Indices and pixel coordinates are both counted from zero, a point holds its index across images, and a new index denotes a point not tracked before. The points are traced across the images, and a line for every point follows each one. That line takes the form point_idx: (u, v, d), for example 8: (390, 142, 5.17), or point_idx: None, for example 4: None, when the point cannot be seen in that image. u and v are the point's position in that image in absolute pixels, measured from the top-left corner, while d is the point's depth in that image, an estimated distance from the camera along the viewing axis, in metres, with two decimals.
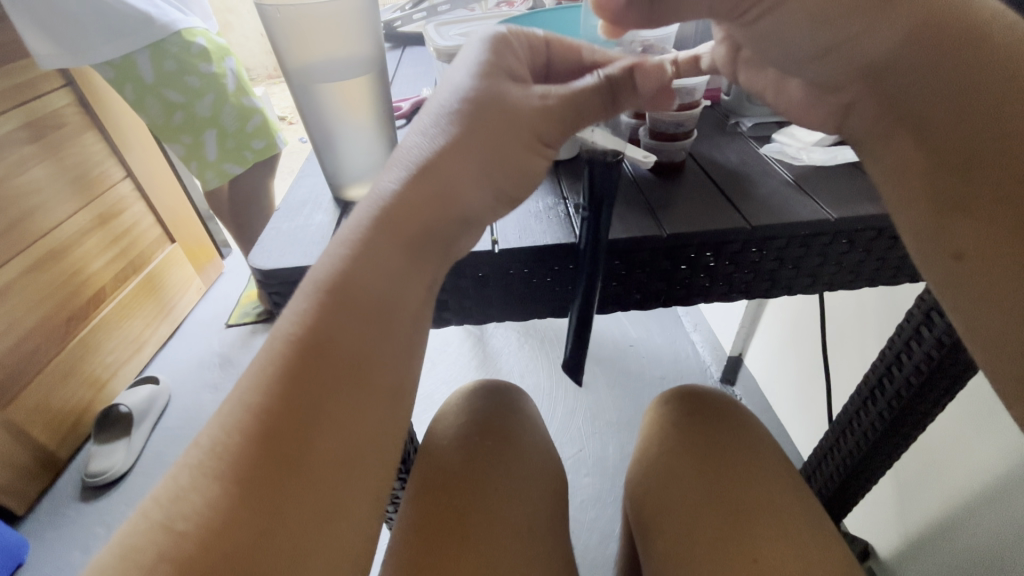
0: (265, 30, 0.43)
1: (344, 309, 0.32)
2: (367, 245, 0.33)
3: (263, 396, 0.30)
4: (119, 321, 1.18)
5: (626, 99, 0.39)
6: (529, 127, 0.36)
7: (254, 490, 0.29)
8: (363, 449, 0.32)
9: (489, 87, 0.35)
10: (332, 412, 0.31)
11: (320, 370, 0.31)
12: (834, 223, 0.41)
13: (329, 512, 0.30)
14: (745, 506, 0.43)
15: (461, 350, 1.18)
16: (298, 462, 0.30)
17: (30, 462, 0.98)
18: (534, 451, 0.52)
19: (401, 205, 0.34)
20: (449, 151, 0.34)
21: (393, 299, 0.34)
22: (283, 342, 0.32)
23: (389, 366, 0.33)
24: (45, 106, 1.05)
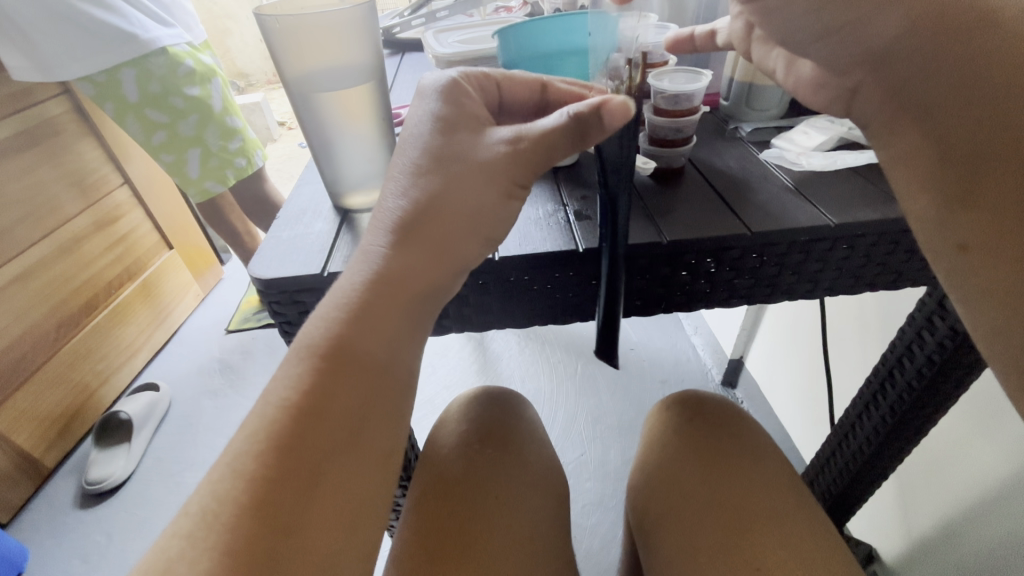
0: (264, 38, 0.43)
1: (338, 373, 0.33)
2: (359, 309, 0.34)
3: (257, 463, 0.31)
4: (111, 329, 1.17)
5: (592, 134, 0.36)
6: (506, 172, 0.36)
7: (251, 560, 0.28)
8: (362, 508, 0.32)
9: (447, 148, 0.36)
10: (331, 476, 0.31)
11: (317, 431, 0.32)
12: (834, 228, 0.41)
13: (325, 567, 0.29)
14: (747, 512, 0.43)
15: (461, 355, 1.18)
16: (292, 527, 0.29)
17: (9, 471, 0.97)
18: (535, 457, 0.52)
19: (390, 266, 0.35)
20: (432, 213, 0.35)
21: (386, 361, 0.34)
22: (277, 406, 0.32)
23: (383, 426, 0.34)
24: (41, 114, 1.05)
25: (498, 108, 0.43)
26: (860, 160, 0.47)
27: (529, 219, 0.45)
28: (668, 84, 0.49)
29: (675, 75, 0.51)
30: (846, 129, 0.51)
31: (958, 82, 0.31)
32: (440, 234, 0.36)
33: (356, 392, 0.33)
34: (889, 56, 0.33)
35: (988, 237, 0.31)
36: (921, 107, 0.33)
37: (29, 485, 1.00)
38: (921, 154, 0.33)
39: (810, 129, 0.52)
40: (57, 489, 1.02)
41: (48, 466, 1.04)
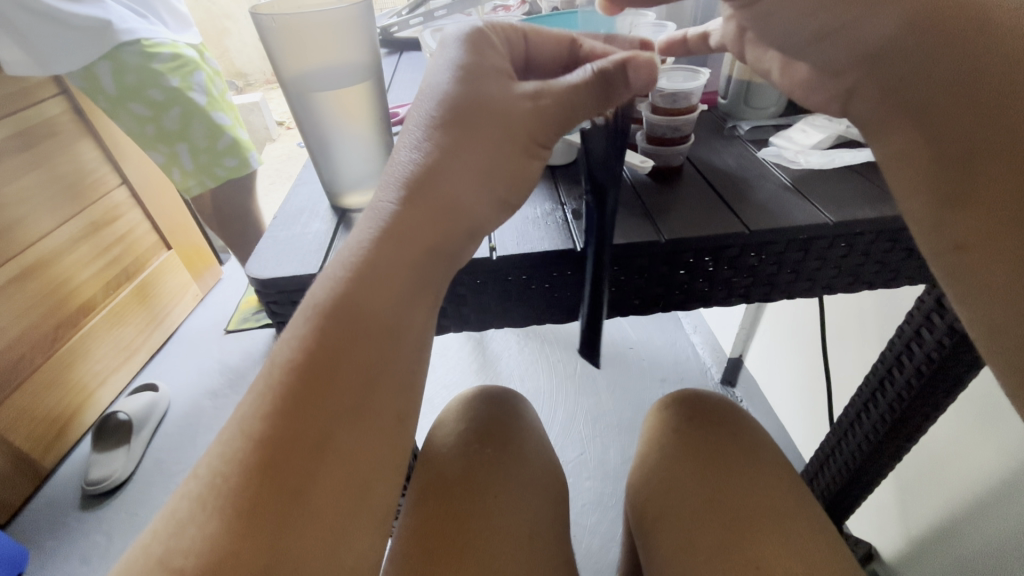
0: (261, 39, 0.43)
1: (345, 333, 0.32)
2: (367, 267, 0.34)
3: (263, 426, 0.30)
4: (109, 329, 1.17)
5: (617, 94, 0.37)
6: (524, 130, 0.36)
7: (259, 523, 0.29)
8: (370, 476, 0.32)
9: (454, 96, 0.35)
10: (339, 443, 0.31)
11: (323, 396, 0.31)
12: (833, 227, 0.41)
13: (330, 546, 0.30)
14: (746, 511, 0.43)
15: (461, 354, 1.18)
16: (301, 493, 0.30)
17: (8, 472, 0.97)
18: (534, 456, 0.52)
19: (401, 224, 0.34)
20: (444, 168, 0.34)
21: (396, 322, 0.34)
22: (282, 368, 0.32)
23: (394, 390, 0.33)
24: (38, 114, 1.05)
25: (524, 65, 0.41)
26: (858, 159, 0.47)
27: (526, 219, 0.45)
28: (665, 83, 0.49)
29: (673, 75, 0.51)
30: (844, 128, 0.51)
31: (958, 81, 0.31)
32: (453, 195, 0.35)
33: (366, 354, 0.33)
34: (887, 56, 0.33)
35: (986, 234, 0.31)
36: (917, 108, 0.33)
37: (28, 486, 1.00)
38: (916, 157, 0.33)
39: (808, 127, 0.52)
40: (55, 489, 1.02)
41: (47, 467, 1.04)
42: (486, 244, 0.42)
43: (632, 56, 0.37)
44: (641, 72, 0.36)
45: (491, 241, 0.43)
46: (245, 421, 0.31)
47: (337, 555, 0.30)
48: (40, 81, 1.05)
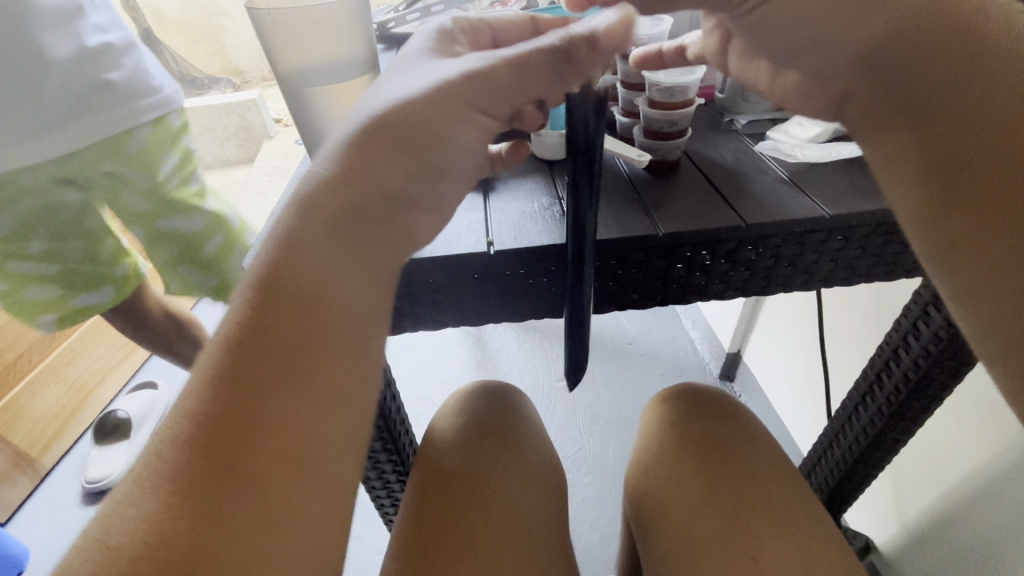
0: (256, 33, 0.43)
1: (277, 304, 0.31)
2: (300, 235, 0.32)
3: (193, 411, 0.29)
4: (108, 327, 1.17)
5: (577, 68, 0.34)
6: (454, 94, 0.33)
7: (187, 505, 0.27)
8: (319, 455, 0.31)
9: (412, 72, 0.35)
10: (279, 424, 0.30)
11: (256, 374, 0.30)
12: (829, 220, 0.42)
13: (282, 532, 0.29)
14: (745, 502, 0.43)
15: (460, 351, 1.18)
16: (236, 472, 0.28)
17: (7, 471, 0.97)
18: (533, 450, 0.52)
19: (334, 189, 0.32)
20: (376, 128, 0.33)
21: (336, 291, 0.32)
22: (212, 348, 0.30)
23: (336, 362, 0.32)
24: None
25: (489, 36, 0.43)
26: (855, 152, 0.47)
27: (524, 213, 0.45)
28: (662, 77, 0.49)
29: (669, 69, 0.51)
30: None
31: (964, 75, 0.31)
32: (386, 154, 0.33)
33: (302, 322, 0.31)
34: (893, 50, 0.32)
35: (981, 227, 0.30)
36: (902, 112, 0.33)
37: (29, 485, 1.00)
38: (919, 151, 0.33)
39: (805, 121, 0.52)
40: (55, 487, 1.02)
41: (47, 465, 1.04)
42: (483, 238, 0.42)
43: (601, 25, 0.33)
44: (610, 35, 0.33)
45: (488, 235, 0.43)
46: (178, 407, 0.29)
47: (281, 537, 0.29)
48: None
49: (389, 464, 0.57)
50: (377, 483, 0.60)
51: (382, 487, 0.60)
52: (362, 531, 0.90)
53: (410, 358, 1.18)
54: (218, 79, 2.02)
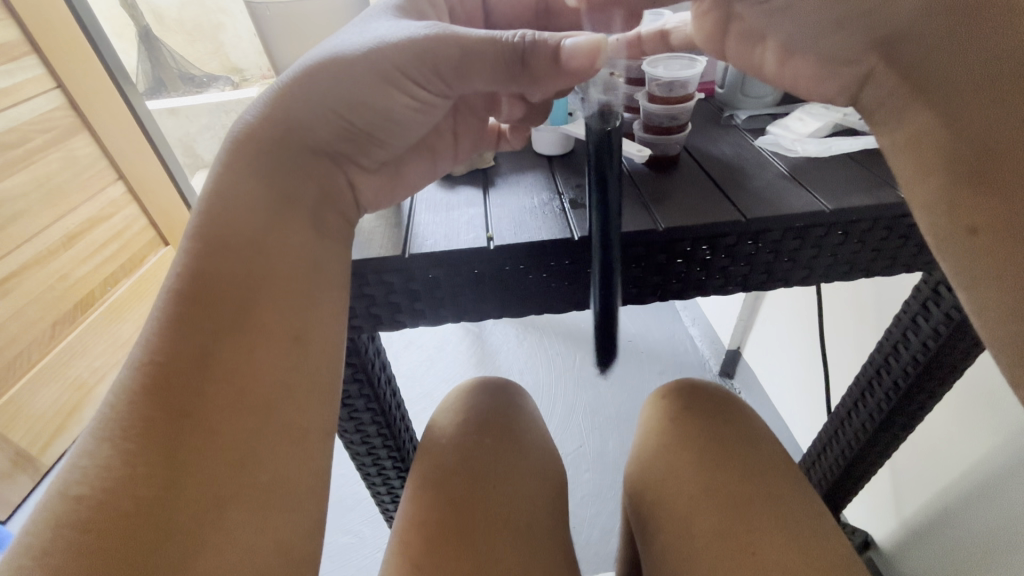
0: (256, 30, 0.46)
1: (218, 254, 0.34)
2: (234, 193, 0.35)
3: (149, 350, 0.33)
4: (107, 326, 1.17)
5: (537, 65, 0.35)
6: (386, 57, 0.35)
7: (150, 444, 0.31)
8: (270, 395, 0.35)
9: (364, 32, 0.36)
10: (225, 362, 0.33)
11: (201, 317, 0.34)
12: (829, 215, 0.42)
13: (236, 460, 0.33)
14: (744, 496, 0.43)
15: (460, 348, 1.18)
16: (191, 412, 0.32)
17: (8, 469, 0.97)
18: (534, 446, 0.52)
19: (268, 150, 0.36)
20: (308, 97, 0.36)
21: (277, 248, 0.36)
22: (165, 293, 0.34)
23: (280, 311, 0.36)
24: (33, 109, 1.03)
25: None
26: (855, 147, 0.47)
27: (524, 208, 0.45)
28: (662, 71, 0.49)
29: (671, 63, 0.51)
30: (841, 117, 0.51)
31: (980, 65, 0.30)
32: (311, 120, 0.36)
33: (244, 274, 0.35)
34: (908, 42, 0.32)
35: (994, 217, 0.30)
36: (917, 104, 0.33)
37: (29, 482, 1.01)
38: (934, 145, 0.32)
39: (805, 116, 0.52)
40: None
41: (46, 463, 1.04)
42: (483, 233, 0.42)
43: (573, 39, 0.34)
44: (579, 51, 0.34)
45: (488, 230, 0.42)
46: (136, 351, 0.33)
47: (247, 468, 0.33)
48: (37, 75, 1.04)
49: (388, 459, 0.57)
50: (377, 479, 0.60)
51: (381, 483, 0.60)
52: (362, 527, 0.91)
53: (410, 355, 1.17)
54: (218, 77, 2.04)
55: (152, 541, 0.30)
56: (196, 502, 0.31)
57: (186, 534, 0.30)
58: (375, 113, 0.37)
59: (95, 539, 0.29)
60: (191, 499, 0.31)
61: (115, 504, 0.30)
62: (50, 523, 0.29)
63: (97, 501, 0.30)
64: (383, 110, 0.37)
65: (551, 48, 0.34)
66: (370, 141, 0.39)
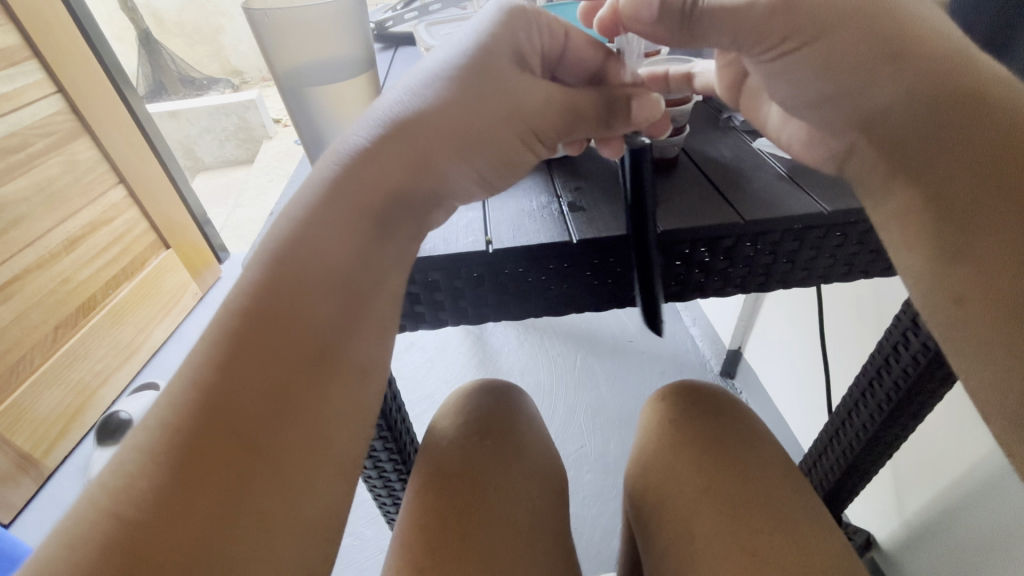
0: (254, 35, 0.45)
1: (299, 277, 0.32)
2: (326, 213, 0.33)
3: (217, 373, 0.30)
4: (108, 329, 1.17)
5: (619, 122, 0.42)
6: (525, 118, 0.37)
7: (209, 473, 0.28)
8: (336, 428, 0.32)
9: (494, 76, 0.36)
10: (302, 394, 0.31)
11: (277, 344, 0.31)
12: (827, 216, 0.42)
13: (294, 496, 0.30)
14: (745, 496, 0.43)
15: (460, 349, 1.18)
16: (258, 445, 0.29)
17: (11, 472, 0.97)
18: (534, 448, 0.52)
19: (375, 174, 0.34)
20: (436, 136, 0.34)
21: (353, 270, 0.33)
22: (234, 312, 0.31)
23: (354, 342, 0.33)
24: (33, 113, 1.03)
25: (557, 59, 0.44)
26: None
27: (522, 211, 0.45)
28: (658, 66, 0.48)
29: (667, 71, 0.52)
30: None
31: None
32: (438, 162, 0.35)
33: (321, 301, 0.32)
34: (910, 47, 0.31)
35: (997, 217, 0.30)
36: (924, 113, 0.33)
37: (32, 485, 1.01)
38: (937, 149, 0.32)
39: None
40: (59, 488, 1.02)
41: (49, 466, 1.04)
42: (481, 237, 0.42)
43: (643, 100, 0.41)
44: (646, 109, 0.41)
45: (487, 234, 0.43)
46: (196, 372, 0.30)
47: (303, 505, 0.30)
48: (37, 80, 1.04)
49: (389, 462, 0.57)
50: (378, 482, 0.60)
51: (382, 486, 0.60)
52: (364, 529, 0.91)
53: (411, 357, 1.17)
54: (217, 80, 2.13)
55: None
56: (251, 536, 0.28)
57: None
58: (498, 160, 0.38)
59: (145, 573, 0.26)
60: (248, 539, 0.28)
61: (166, 534, 0.27)
62: (93, 544, 0.26)
63: (146, 528, 0.27)
64: (507, 158, 0.38)
65: (624, 106, 0.42)
66: (481, 185, 0.39)
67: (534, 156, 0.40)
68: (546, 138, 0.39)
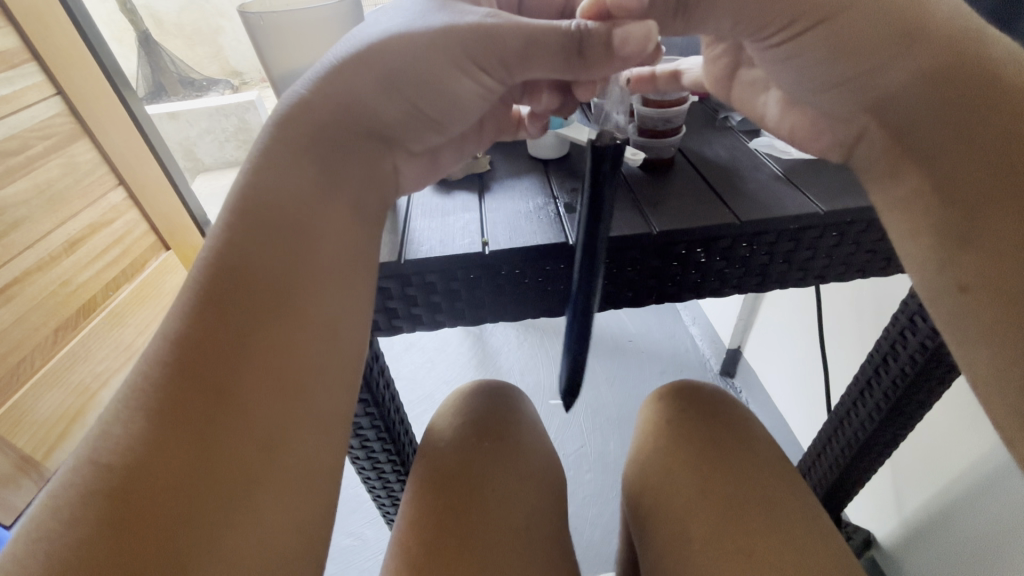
0: (250, 39, 0.46)
1: (258, 229, 0.33)
2: (278, 165, 0.34)
3: (182, 324, 0.31)
4: (108, 331, 1.17)
5: (590, 58, 0.35)
6: (456, 40, 0.34)
7: (182, 416, 0.30)
8: (304, 377, 0.33)
9: (426, 10, 0.35)
10: (266, 343, 0.32)
11: (241, 295, 0.32)
12: (823, 217, 0.42)
13: (265, 440, 0.31)
14: (743, 496, 0.43)
15: (460, 350, 1.18)
16: (228, 391, 0.31)
17: (11, 474, 0.97)
18: (532, 449, 0.52)
19: (315, 118, 0.35)
20: (362, 71, 0.34)
21: (314, 224, 0.35)
22: (200, 268, 0.33)
23: (316, 294, 0.34)
24: (34, 116, 1.04)
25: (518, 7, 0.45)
26: None
27: (519, 213, 0.45)
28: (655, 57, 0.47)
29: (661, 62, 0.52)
30: None
31: None
32: (370, 103, 0.35)
33: (282, 255, 0.34)
34: None
35: None
36: (915, 107, 0.34)
37: (33, 487, 1.01)
38: None
39: None
40: None
41: (50, 468, 1.04)
42: (478, 239, 0.43)
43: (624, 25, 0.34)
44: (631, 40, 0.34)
45: (483, 236, 0.43)
46: (165, 327, 0.31)
47: (276, 453, 0.32)
48: (36, 82, 1.05)
49: (387, 462, 0.58)
50: (376, 483, 0.60)
51: (381, 486, 0.60)
52: (364, 529, 0.91)
53: (411, 358, 1.17)
54: (217, 81, 2.18)
55: (185, 516, 0.28)
56: (228, 477, 0.30)
57: (222, 523, 0.29)
58: (435, 97, 0.36)
59: (129, 510, 0.28)
60: (226, 478, 0.30)
61: (145, 477, 0.28)
62: (77, 490, 0.28)
63: (125, 480, 0.28)
64: (447, 95, 0.36)
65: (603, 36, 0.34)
66: (425, 125, 0.38)
67: (479, 88, 0.37)
68: (489, 67, 0.36)
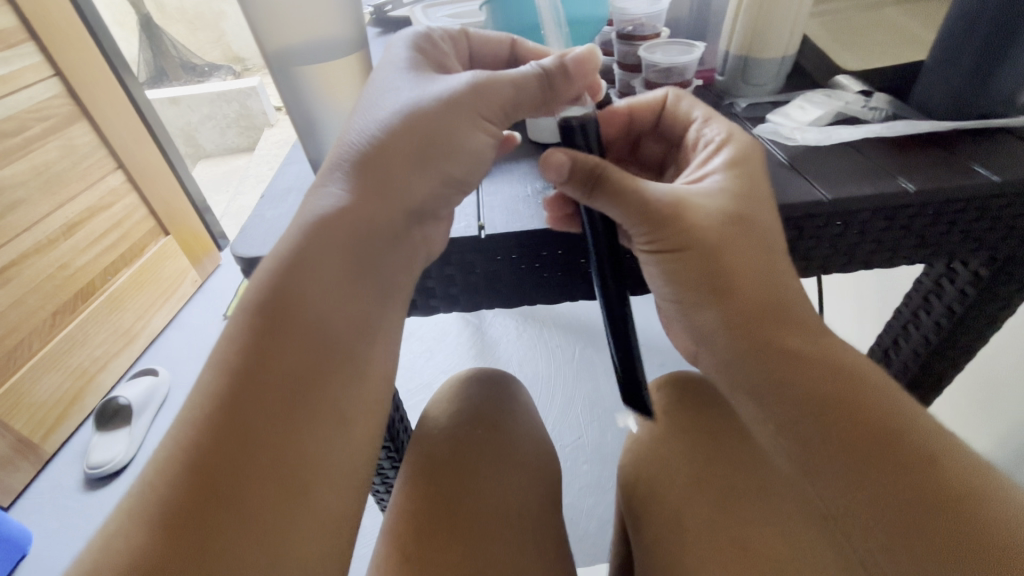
0: (242, 12, 0.44)
1: (275, 325, 0.34)
2: (302, 260, 0.35)
3: (194, 427, 0.32)
4: (107, 315, 1.17)
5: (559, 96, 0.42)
6: (468, 103, 0.38)
7: (185, 528, 0.30)
8: (315, 475, 0.33)
9: (424, 92, 0.39)
10: (276, 439, 0.32)
11: (255, 394, 0.32)
12: (829, 205, 0.40)
13: (268, 541, 0.31)
14: (736, 488, 0.43)
15: (460, 339, 1.18)
16: (229, 495, 0.31)
17: (9, 455, 0.97)
18: (526, 438, 0.51)
19: (338, 214, 0.36)
20: (385, 152, 0.37)
21: (329, 315, 0.35)
22: (218, 365, 0.33)
23: (333, 392, 0.35)
24: (31, 96, 1.02)
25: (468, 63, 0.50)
26: (855, 135, 0.45)
27: (517, 196, 0.44)
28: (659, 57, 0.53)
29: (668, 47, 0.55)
30: (843, 104, 0.49)
31: None
32: (396, 179, 0.37)
33: (296, 350, 0.34)
34: None
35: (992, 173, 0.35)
36: None
37: (30, 469, 1.01)
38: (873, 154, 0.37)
39: (805, 104, 0.50)
40: (58, 471, 1.03)
41: (48, 450, 1.04)
42: (473, 223, 0.42)
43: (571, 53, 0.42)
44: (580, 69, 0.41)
45: (479, 220, 0.42)
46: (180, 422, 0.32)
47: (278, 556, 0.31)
48: (35, 62, 1.03)
49: None
50: None
51: None
52: None
53: (410, 347, 1.17)
54: (219, 66, 2.14)
55: None
56: None
57: None
58: (460, 161, 0.39)
59: None
60: None
61: None
62: None
63: None
64: (470, 157, 0.40)
65: (560, 67, 0.41)
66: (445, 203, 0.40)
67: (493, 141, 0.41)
68: (495, 121, 0.40)
